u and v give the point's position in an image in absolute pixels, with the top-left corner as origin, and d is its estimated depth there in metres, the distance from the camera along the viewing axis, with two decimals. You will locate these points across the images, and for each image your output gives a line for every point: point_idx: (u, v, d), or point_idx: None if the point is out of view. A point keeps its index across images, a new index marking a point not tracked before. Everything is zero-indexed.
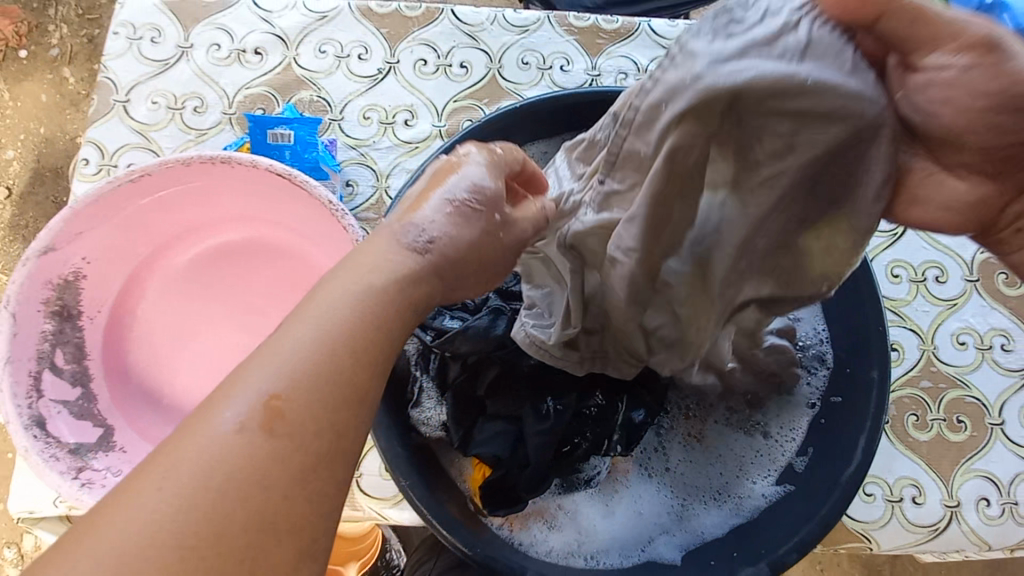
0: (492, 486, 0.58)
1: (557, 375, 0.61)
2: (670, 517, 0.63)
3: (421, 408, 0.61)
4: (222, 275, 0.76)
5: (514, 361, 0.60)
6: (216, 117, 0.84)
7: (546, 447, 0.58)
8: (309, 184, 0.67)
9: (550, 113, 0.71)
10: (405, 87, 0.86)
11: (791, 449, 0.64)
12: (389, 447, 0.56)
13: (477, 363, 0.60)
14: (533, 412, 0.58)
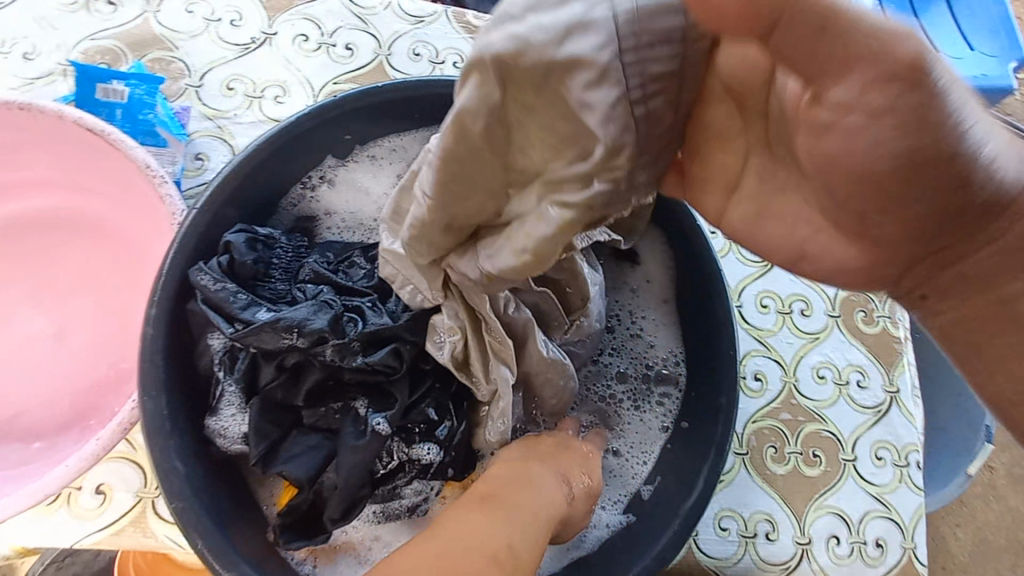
0: (296, 509, 0.52)
1: (386, 387, 0.53)
2: None
3: (220, 416, 0.52)
4: (29, 247, 0.67)
5: (337, 367, 0.52)
6: (49, 67, 0.73)
7: (358, 468, 0.51)
8: (123, 143, 0.58)
9: (426, 99, 0.63)
10: (280, 62, 0.78)
11: (639, 476, 0.60)
12: (164, 459, 0.48)
13: (295, 365, 0.52)
14: (350, 427, 0.52)
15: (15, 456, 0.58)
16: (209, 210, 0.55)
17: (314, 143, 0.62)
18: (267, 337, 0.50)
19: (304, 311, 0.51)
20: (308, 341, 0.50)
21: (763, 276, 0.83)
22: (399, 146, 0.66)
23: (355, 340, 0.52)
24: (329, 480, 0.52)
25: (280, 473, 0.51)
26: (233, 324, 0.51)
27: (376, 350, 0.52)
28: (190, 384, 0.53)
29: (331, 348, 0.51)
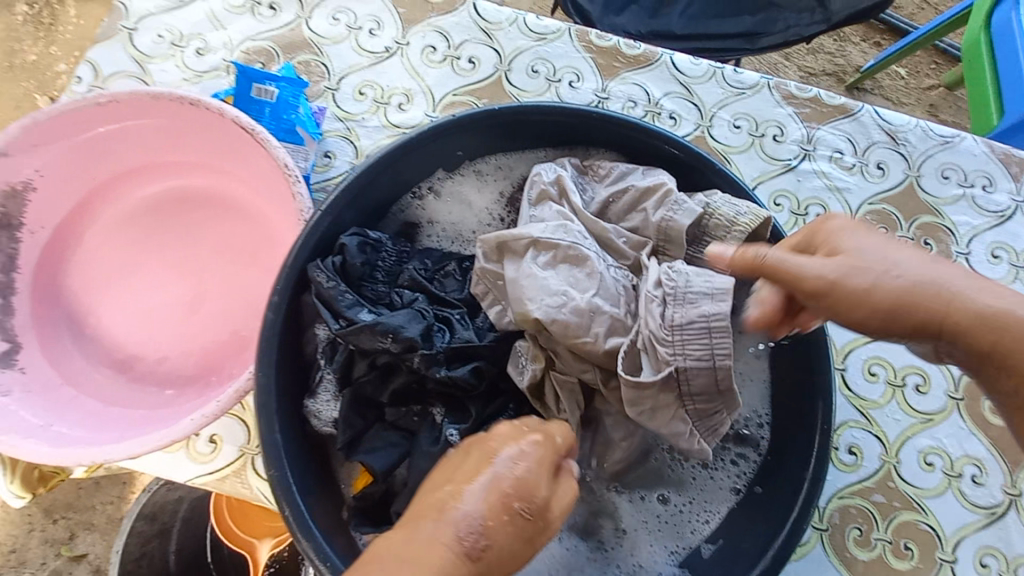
0: (369, 496, 0.57)
1: (462, 400, 0.57)
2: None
3: (317, 398, 0.58)
4: (174, 218, 0.74)
5: (421, 376, 0.56)
6: (215, 62, 0.82)
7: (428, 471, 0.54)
8: (270, 143, 0.65)
9: (540, 125, 0.64)
10: (408, 71, 0.83)
11: (701, 533, 0.58)
12: (268, 431, 0.53)
13: (386, 366, 0.57)
14: (426, 433, 0.56)
15: (152, 402, 0.67)
16: (333, 211, 0.59)
17: (429, 158, 0.65)
18: (365, 337, 0.54)
19: (399, 320, 0.55)
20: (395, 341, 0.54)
21: (877, 339, 0.75)
22: (506, 165, 0.69)
23: (442, 353, 0.55)
24: (401, 475, 0.57)
25: (360, 461, 0.56)
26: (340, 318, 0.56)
27: (460, 366, 0.56)
28: (294, 367, 0.58)
29: (420, 358, 0.54)
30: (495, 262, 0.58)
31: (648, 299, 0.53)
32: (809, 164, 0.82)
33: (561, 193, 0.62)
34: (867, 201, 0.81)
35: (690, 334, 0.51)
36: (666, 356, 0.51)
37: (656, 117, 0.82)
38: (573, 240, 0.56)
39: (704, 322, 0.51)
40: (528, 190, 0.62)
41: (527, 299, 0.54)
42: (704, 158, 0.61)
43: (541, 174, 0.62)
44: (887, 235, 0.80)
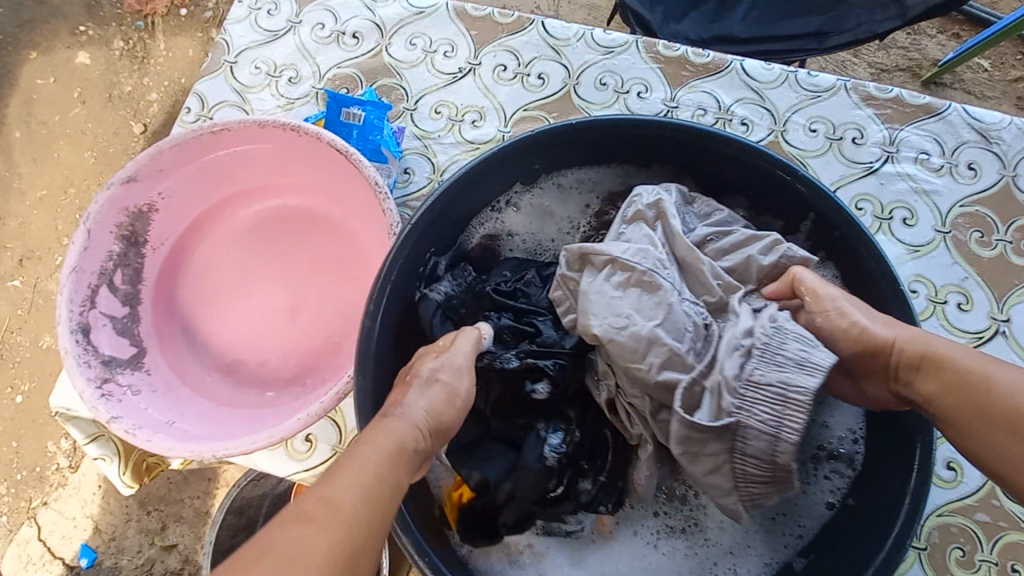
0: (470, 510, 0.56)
1: (557, 409, 0.59)
2: None
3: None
4: (274, 234, 0.81)
5: (517, 387, 0.58)
6: (306, 89, 0.89)
7: (536, 480, 0.56)
8: (361, 164, 0.71)
9: (617, 139, 0.66)
10: (480, 89, 0.87)
11: (794, 547, 0.58)
12: None
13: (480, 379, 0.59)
14: (530, 446, 0.57)
15: (258, 403, 0.73)
16: (421, 224, 0.61)
17: (510, 173, 0.67)
18: None
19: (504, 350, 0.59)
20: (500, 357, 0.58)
21: None
22: (584, 178, 0.71)
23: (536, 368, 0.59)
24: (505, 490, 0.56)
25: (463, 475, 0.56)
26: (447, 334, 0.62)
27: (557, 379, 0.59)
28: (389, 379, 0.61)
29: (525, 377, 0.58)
30: (576, 271, 0.59)
31: (731, 348, 0.52)
32: (892, 166, 0.79)
33: (659, 218, 0.61)
34: (959, 203, 0.78)
35: (764, 396, 0.49)
36: (729, 406, 0.50)
37: (727, 123, 0.82)
38: (651, 266, 0.55)
39: (783, 388, 0.49)
40: (626, 206, 0.62)
41: (592, 315, 0.54)
42: (789, 167, 0.61)
43: (642, 198, 0.62)
44: (982, 238, 0.76)
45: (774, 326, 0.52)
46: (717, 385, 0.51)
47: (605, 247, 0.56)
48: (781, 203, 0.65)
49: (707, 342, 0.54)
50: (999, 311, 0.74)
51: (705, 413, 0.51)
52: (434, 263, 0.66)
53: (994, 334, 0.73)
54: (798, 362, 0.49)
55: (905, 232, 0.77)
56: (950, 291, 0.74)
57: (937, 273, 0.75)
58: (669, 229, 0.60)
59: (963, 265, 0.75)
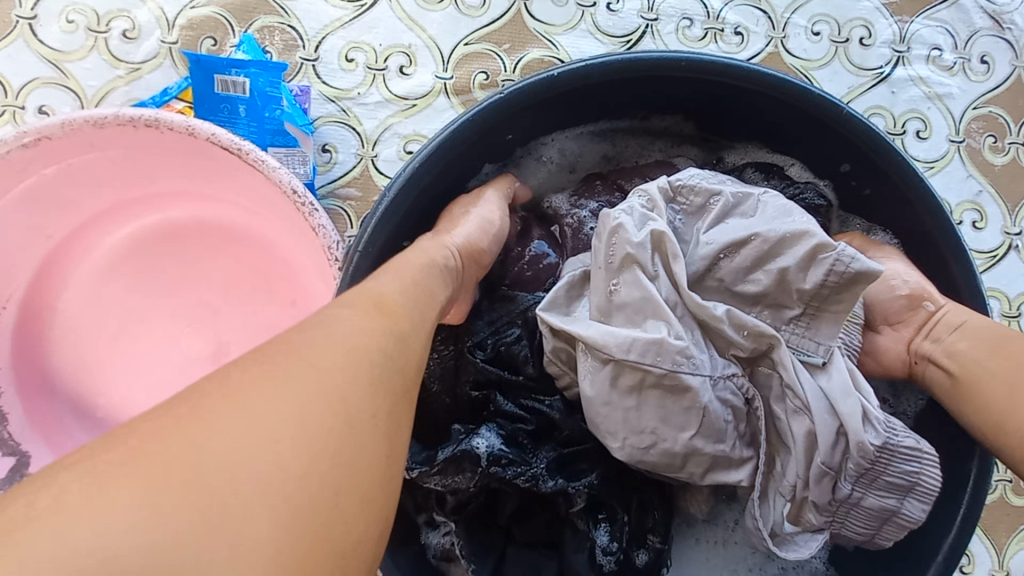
0: None
1: (600, 501, 0.48)
2: None
3: (436, 529, 0.50)
4: (163, 266, 0.61)
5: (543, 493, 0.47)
6: (152, 47, 0.63)
7: None
8: (266, 164, 0.50)
9: (606, 89, 0.50)
10: (402, 20, 0.65)
11: None
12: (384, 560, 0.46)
13: (494, 488, 0.48)
14: (574, 552, 0.48)
15: None
16: (373, 248, 0.46)
17: (475, 153, 0.50)
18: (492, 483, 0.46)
19: (536, 467, 0.46)
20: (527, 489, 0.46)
21: (989, 269, 0.67)
22: (568, 142, 0.55)
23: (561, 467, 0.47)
24: None
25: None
26: (454, 477, 0.45)
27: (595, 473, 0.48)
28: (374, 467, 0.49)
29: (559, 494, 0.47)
30: (565, 341, 0.46)
31: (825, 468, 0.41)
32: (904, 69, 0.68)
33: (657, 254, 0.44)
34: (971, 105, 0.69)
35: (862, 516, 0.42)
36: (821, 523, 0.42)
37: (719, 35, 0.67)
38: (670, 364, 0.41)
39: (885, 510, 0.42)
40: (604, 246, 0.44)
41: (607, 433, 0.43)
42: (829, 103, 0.47)
43: (626, 227, 0.43)
44: (995, 144, 0.69)
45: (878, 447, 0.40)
46: (803, 500, 0.42)
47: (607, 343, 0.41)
48: (812, 148, 0.53)
49: (750, 422, 0.44)
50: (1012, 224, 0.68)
51: (785, 516, 0.43)
52: None
53: (1007, 251, 0.68)
54: (906, 487, 0.41)
55: (918, 147, 0.68)
56: (965, 209, 0.68)
57: (952, 191, 0.68)
58: (661, 272, 0.43)
59: (978, 178, 0.68)
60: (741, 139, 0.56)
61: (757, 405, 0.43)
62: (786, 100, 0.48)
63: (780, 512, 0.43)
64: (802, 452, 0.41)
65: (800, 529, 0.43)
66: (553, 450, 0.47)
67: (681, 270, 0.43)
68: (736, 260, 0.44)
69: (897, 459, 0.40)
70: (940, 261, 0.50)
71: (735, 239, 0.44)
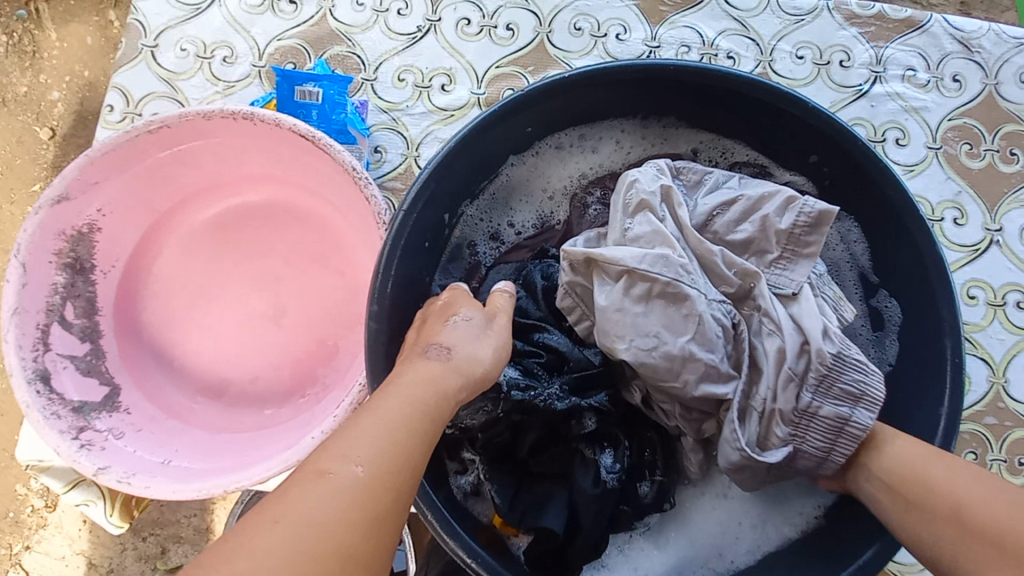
0: (542, 546, 0.52)
1: (606, 431, 0.55)
2: (704, 548, 0.56)
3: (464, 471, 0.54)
4: (240, 240, 0.73)
5: (561, 422, 0.53)
6: (245, 69, 0.78)
7: (601, 509, 0.51)
8: (333, 148, 0.62)
9: (608, 91, 0.61)
10: (445, 48, 0.79)
11: None
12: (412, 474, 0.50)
13: (519, 422, 0.52)
14: (585, 471, 0.52)
15: (259, 422, 0.67)
16: (415, 209, 0.56)
17: (501, 139, 0.61)
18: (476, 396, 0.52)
19: (551, 388, 0.52)
20: (546, 410, 0.51)
21: (972, 262, 0.73)
22: (577, 139, 0.66)
23: (568, 389, 0.53)
24: (577, 520, 0.52)
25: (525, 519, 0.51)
26: (483, 407, 0.51)
27: (604, 397, 0.54)
28: None
29: (575, 417, 0.53)
30: (584, 275, 0.53)
31: (787, 377, 0.49)
32: (881, 87, 0.77)
33: (664, 203, 0.54)
34: (947, 117, 0.77)
35: (819, 426, 0.48)
36: (786, 435, 0.49)
37: (713, 59, 0.78)
38: (674, 276, 0.50)
39: (839, 420, 0.47)
40: (621, 193, 0.55)
41: (616, 336, 0.50)
42: (794, 99, 0.56)
43: (641, 181, 0.54)
44: (971, 151, 0.76)
45: (833, 356, 0.48)
46: (771, 414, 0.49)
47: (620, 254, 0.50)
48: (788, 143, 0.62)
49: (735, 346, 0.52)
50: (993, 221, 0.74)
51: (758, 435, 0.50)
52: (431, 256, 0.61)
53: (989, 246, 0.73)
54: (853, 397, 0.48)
55: (898, 153, 0.75)
56: (946, 207, 0.74)
57: (932, 192, 0.75)
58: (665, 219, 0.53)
59: (956, 180, 0.75)
60: (728, 143, 0.66)
61: (742, 328, 0.51)
62: (764, 97, 0.57)
63: (750, 426, 0.50)
64: (774, 362, 0.50)
65: (776, 445, 0.49)
66: (568, 380, 0.53)
67: (685, 214, 0.54)
68: (726, 216, 0.55)
69: (847, 369, 0.48)
70: (901, 230, 0.56)
71: (724, 199, 0.55)
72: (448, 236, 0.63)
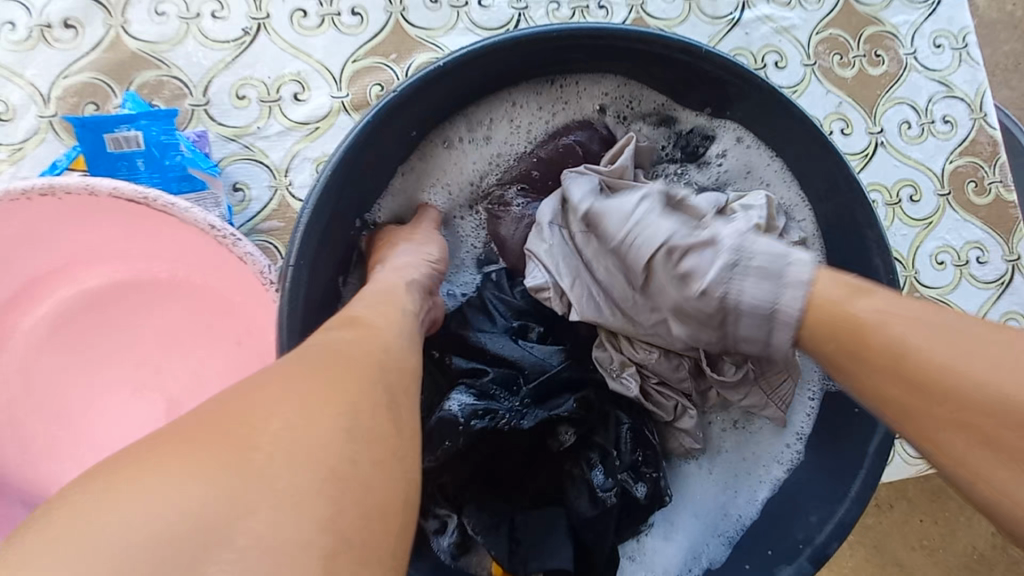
0: None
1: (588, 438, 0.50)
2: (713, 515, 0.55)
3: (445, 531, 0.49)
4: (95, 338, 0.60)
5: (532, 442, 0.49)
6: (31, 124, 0.61)
7: (606, 529, 0.48)
8: (176, 206, 0.50)
9: (489, 71, 0.53)
10: (286, 51, 0.66)
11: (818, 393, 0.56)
12: None
13: (489, 453, 0.48)
14: (577, 489, 0.49)
15: None
16: (306, 259, 0.47)
17: (379, 155, 0.53)
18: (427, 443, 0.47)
19: (513, 404, 0.48)
20: (514, 432, 0.48)
21: (864, 167, 0.76)
22: (467, 127, 0.58)
23: (527, 400, 0.49)
24: (586, 548, 0.47)
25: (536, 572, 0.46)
26: (442, 446, 0.46)
27: (571, 395, 0.50)
28: None
29: (544, 434, 0.49)
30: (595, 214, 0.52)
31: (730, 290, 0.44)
32: (751, 12, 0.76)
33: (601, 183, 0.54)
34: (815, 31, 0.78)
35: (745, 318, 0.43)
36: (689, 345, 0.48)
37: (586, 11, 0.72)
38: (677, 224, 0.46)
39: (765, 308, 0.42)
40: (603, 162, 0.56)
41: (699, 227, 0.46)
42: (688, 45, 0.51)
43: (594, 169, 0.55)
44: (842, 60, 0.78)
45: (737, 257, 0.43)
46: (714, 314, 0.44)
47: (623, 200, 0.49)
48: (696, 86, 0.56)
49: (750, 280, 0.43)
50: (875, 125, 0.77)
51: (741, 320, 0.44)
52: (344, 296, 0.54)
53: (875, 149, 0.77)
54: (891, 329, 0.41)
55: (780, 76, 0.76)
56: (832, 120, 0.76)
57: (818, 108, 0.76)
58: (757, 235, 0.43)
59: (836, 92, 0.77)
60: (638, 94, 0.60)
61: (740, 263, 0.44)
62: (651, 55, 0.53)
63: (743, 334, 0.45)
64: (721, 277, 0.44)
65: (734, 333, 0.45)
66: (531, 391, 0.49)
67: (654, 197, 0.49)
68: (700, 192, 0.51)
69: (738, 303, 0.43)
70: (821, 161, 0.54)
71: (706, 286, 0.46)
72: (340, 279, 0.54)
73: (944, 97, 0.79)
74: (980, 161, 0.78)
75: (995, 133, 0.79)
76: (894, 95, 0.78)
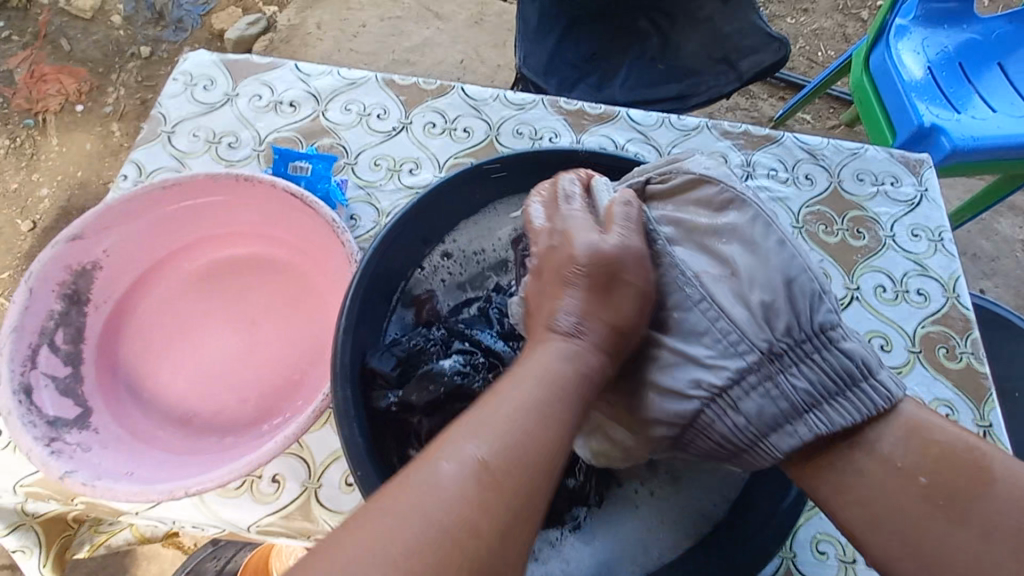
0: None
1: None
2: (635, 544, 0.62)
3: (407, 464, 0.64)
4: (221, 287, 0.82)
5: None
6: (247, 152, 0.95)
7: None
8: (318, 207, 0.77)
9: (537, 170, 0.79)
10: (415, 143, 0.99)
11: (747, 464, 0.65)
12: (358, 469, 0.57)
13: (459, 411, 0.65)
14: None
15: (218, 447, 0.71)
16: (383, 248, 0.70)
17: (453, 202, 0.77)
18: (413, 387, 0.64)
19: (477, 376, 0.66)
20: (478, 392, 0.65)
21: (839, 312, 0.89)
22: (518, 202, 0.81)
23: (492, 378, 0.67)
24: None
25: None
26: (427, 388, 0.64)
27: None
28: (368, 417, 0.63)
29: None
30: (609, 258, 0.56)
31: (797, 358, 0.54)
32: (753, 181, 1.00)
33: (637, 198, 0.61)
34: (806, 204, 0.99)
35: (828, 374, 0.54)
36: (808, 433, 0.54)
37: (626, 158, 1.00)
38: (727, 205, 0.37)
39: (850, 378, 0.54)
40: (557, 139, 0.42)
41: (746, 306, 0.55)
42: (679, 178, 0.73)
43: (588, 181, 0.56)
44: (827, 230, 0.97)
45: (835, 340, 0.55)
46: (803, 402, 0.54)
47: None
48: None
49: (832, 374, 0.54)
50: (853, 283, 0.92)
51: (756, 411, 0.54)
52: (399, 288, 0.74)
53: (851, 301, 0.90)
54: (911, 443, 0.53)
55: None
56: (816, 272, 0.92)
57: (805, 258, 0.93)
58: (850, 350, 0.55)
59: (819, 251, 0.95)
60: None
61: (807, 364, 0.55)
62: None
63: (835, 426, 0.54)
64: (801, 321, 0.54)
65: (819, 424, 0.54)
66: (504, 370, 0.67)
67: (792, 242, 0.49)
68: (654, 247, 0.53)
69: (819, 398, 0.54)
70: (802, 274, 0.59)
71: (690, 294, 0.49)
72: (403, 280, 0.74)
73: (917, 274, 0.93)
74: (952, 331, 0.89)
75: (967, 312, 0.91)
76: (872, 263, 0.94)
